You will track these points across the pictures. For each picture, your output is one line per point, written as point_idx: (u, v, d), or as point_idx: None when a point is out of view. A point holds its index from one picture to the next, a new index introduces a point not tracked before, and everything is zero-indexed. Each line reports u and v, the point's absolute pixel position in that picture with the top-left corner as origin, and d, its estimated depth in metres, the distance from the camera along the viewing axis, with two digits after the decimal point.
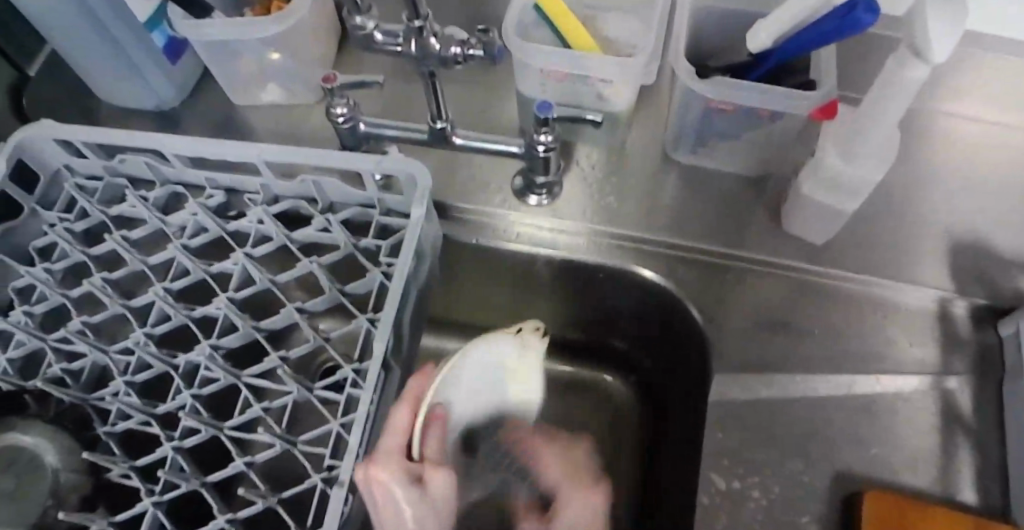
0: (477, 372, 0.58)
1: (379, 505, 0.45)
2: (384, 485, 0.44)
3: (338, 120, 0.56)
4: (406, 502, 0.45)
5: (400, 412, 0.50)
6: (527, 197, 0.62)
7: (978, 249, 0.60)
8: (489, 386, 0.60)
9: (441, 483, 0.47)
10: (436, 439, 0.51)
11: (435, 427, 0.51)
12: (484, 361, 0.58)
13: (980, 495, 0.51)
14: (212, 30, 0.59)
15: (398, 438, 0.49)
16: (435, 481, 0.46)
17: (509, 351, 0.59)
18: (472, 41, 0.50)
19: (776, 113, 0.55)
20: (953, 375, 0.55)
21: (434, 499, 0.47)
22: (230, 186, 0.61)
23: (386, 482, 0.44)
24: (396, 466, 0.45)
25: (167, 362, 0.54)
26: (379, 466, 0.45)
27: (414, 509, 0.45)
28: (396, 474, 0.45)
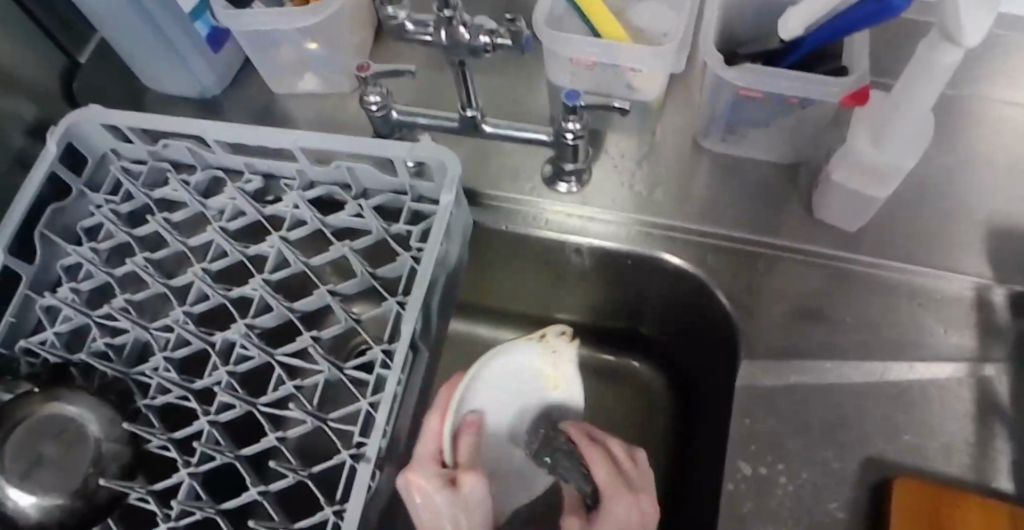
0: (513, 385, 0.60)
1: (425, 516, 0.47)
2: (420, 492, 0.48)
3: (371, 108, 0.57)
4: (442, 498, 0.47)
5: (431, 426, 0.53)
6: (557, 184, 0.62)
7: (1019, 236, 0.59)
8: (521, 394, 0.60)
9: (473, 493, 0.48)
10: (466, 445, 0.52)
11: (461, 442, 0.52)
12: (518, 364, 0.59)
13: (1014, 484, 0.51)
14: (254, 19, 0.61)
15: (429, 461, 0.50)
16: (467, 487, 0.48)
17: (532, 354, 0.59)
18: (500, 31, 0.50)
19: (807, 99, 0.54)
20: (989, 362, 0.55)
21: (468, 503, 0.48)
22: (268, 172, 0.63)
23: (424, 490, 0.48)
24: (429, 478, 0.48)
25: (205, 339, 0.56)
26: (414, 475, 0.48)
27: (451, 510, 0.47)
28: (429, 482, 0.48)
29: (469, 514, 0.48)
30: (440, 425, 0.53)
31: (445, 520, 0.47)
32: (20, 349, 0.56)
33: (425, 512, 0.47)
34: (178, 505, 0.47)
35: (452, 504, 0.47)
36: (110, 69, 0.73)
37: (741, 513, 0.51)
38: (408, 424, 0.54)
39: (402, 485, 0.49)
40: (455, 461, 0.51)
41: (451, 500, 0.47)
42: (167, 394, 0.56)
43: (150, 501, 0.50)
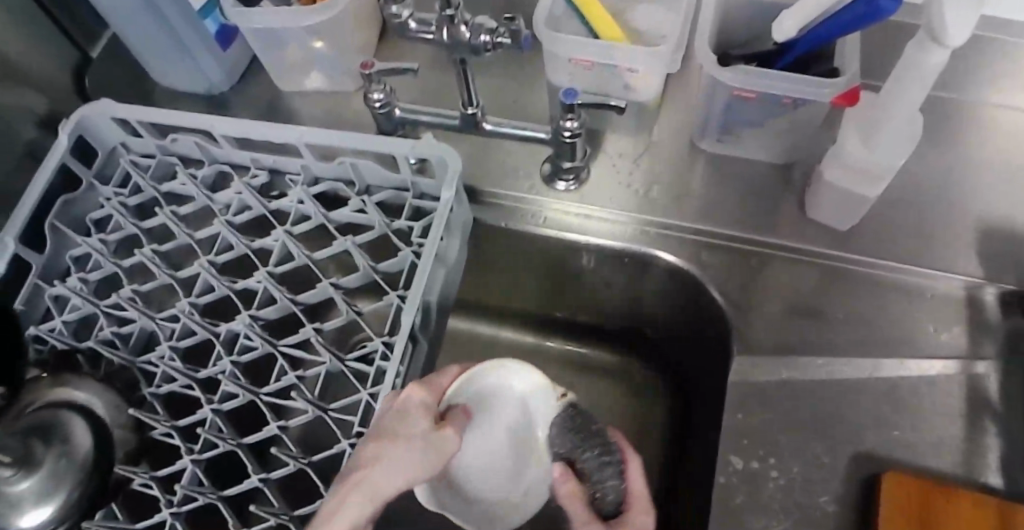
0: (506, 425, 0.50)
1: (389, 417, 0.45)
2: (412, 402, 0.46)
3: (374, 105, 0.59)
4: (418, 421, 0.45)
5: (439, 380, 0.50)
6: (555, 183, 0.63)
7: (1012, 236, 0.59)
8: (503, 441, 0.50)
9: (444, 444, 0.45)
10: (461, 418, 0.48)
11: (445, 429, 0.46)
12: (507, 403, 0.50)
13: (1003, 480, 0.52)
14: (260, 19, 0.63)
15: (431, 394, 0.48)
16: (440, 437, 0.45)
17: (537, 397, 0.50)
18: (500, 30, 0.52)
19: (800, 100, 0.56)
20: (981, 359, 0.56)
21: (426, 448, 0.44)
22: (274, 167, 0.65)
23: (414, 404, 0.46)
24: (426, 398, 0.47)
25: (210, 329, 0.58)
26: (419, 389, 0.47)
27: (414, 435, 0.44)
28: (419, 407, 0.46)
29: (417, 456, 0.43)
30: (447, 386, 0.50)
31: (399, 433, 0.44)
32: (28, 336, 0.57)
33: (393, 415, 0.45)
34: (180, 489, 0.48)
35: (421, 432, 0.44)
36: (121, 67, 0.74)
37: (732, 505, 0.52)
38: None
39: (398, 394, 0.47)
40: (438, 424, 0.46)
41: (427, 430, 0.45)
42: (172, 383, 0.57)
43: (153, 486, 0.51)
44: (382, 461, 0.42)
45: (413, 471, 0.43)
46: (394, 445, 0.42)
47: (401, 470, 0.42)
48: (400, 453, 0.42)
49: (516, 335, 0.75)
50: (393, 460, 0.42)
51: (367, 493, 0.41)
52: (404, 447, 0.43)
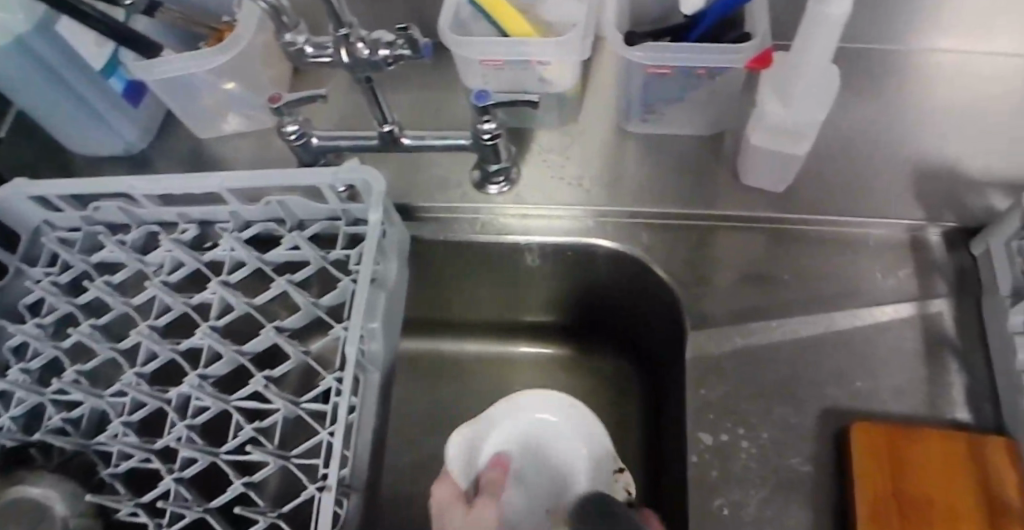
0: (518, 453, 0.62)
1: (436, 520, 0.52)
2: (443, 501, 0.52)
3: (290, 138, 0.57)
4: (453, 512, 0.52)
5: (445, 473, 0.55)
6: (487, 187, 0.62)
7: (944, 170, 0.60)
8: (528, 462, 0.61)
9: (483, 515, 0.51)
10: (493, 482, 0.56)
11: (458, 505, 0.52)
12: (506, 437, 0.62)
13: (972, 414, 0.52)
14: (167, 67, 0.60)
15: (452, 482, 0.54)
16: (478, 510, 0.51)
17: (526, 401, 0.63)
18: (399, 42, 0.51)
19: (714, 70, 0.55)
20: (933, 299, 0.56)
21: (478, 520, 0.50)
22: (202, 218, 0.63)
23: (443, 499, 0.53)
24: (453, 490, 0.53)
25: (159, 397, 0.55)
26: (440, 482, 0.54)
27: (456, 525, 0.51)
28: (449, 495, 0.53)
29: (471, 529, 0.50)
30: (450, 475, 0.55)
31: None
32: None
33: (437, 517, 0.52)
34: None
35: (459, 517, 0.51)
36: (30, 140, 0.71)
37: (713, 485, 0.51)
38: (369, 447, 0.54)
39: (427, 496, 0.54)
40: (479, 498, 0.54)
41: (461, 516, 0.51)
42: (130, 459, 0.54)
43: None
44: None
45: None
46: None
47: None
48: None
49: (479, 345, 0.73)
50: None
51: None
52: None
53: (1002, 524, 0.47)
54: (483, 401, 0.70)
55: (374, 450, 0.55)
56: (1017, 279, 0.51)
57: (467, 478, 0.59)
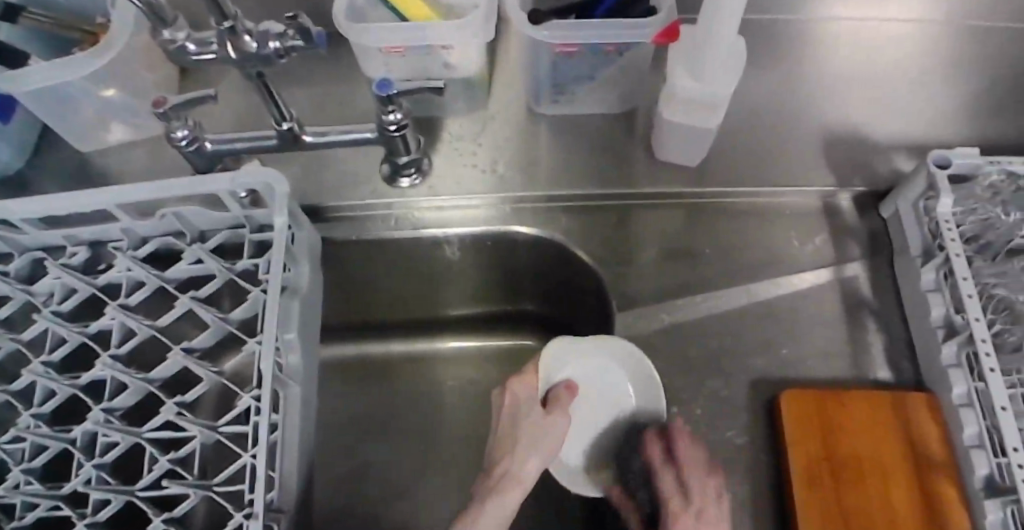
0: (601, 395, 0.56)
1: (503, 416, 0.54)
2: (522, 396, 0.54)
3: (180, 144, 0.52)
4: (529, 412, 0.54)
5: (528, 366, 0.55)
6: (398, 181, 0.60)
7: (850, 134, 0.61)
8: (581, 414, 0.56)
9: (559, 426, 0.53)
10: (563, 400, 0.54)
11: (560, 412, 0.54)
12: (596, 374, 0.56)
13: (892, 372, 0.54)
14: (37, 76, 0.54)
15: (533, 380, 0.55)
16: (555, 420, 0.53)
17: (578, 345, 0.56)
18: (289, 32, 0.47)
19: (622, 46, 0.54)
20: (848, 263, 0.57)
21: (552, 430, 0.53)
22: (93, 239, 0.56)
23: (524, 397, 0.54)
24: (534, 386, 0.55)
25: (61, 439, 0.49)
26: (520, 382, 0.54)
27: (533, 426, 0.53)
28: (530, 398, 0.54)
29: (552, 436, 0.53)
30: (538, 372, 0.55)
31: (524, 427, 0.53)
32: None
33: (511, 414, 0.54)
34: None
35: (537, 421, 0.53)
36: None
37: None
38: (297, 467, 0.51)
39: (500, 392, 0.56)
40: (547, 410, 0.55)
41: (539, 419, 0.53)
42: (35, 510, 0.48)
43: None
44: (516, 460, 0.53)
45: (546, 446, 0.53)
46: (522, 438, 0.53)
47: (537, 454, 0.53)
48: (528, 440, 0.53)
49: (405, 344, 0.70)
50: (528, 456, 0.53)
51: (517, 491, 0.52)
52: (527, 434, 0.53)
53: (928, 476, 0.48)
54: (414, 400, 0.68)
55: (303, 466, 0.53)
56: (925, 238, 0.53)
57: (554, 380, 0.56)
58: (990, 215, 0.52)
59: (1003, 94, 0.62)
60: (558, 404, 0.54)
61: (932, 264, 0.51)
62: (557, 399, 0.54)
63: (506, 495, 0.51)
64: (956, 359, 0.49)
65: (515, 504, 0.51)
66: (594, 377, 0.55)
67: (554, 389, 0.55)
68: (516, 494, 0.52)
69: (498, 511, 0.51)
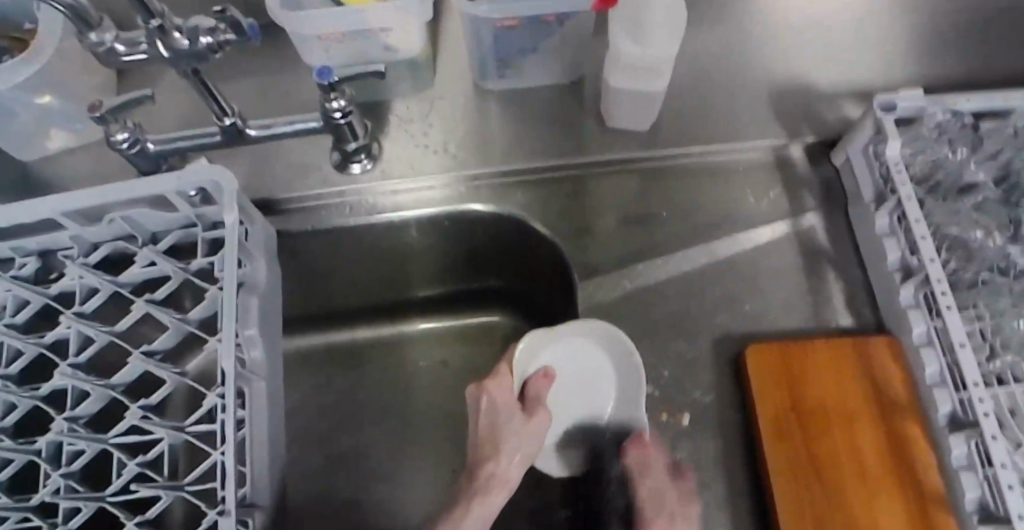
0: (575, 378, 0.55)
1: (480, 423, 0.54)
2: (497, 399, 0.54)
3: (121, 147, 0.51)
4: (509, 416, 0.53)
5: (500, 367, 0.55)
6: (349, 167, 0.59)
7: (798, 87, 0.61)
8: (565, 389, 0.56)
9: (539, 426, 0.53)
10: (540, 391, 0.54)
11: (540, 407, 0.53)
12: (573, 356, 0.55)
13: (853, 317, 0.54)
14: None
15: (507, 380, 0.55)
16: (536, 420, 0.53)
17: (549, 337, 0.55)
18: (221, 27, 0.45)
19: (562, 15, 0.53)
20: (804, 214, 0.58)
21: (532, 431, 0.53)
22: (42, 248, 0.56)
23: (502, 401, 0.54)
24: (509, 384, 0.54)
25: (25, 450, 0.49)
26: (496, 385, 0.54)
27: (514, 431, 0.53)
28: (508, 399, 0.54)
29: (534, 433, 0.53)
30: (511, 370, 0.55)
31: (506, 434, 0.53)
32: None
33: (490, 419, 0.54)
34: None
35: (518, 425, 0.53)
36: None
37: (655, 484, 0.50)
38: (268, 461, 0.51)
39: (475, 392, 0.55)
40: (528, 406, 0.54)
41: (521, 422, 0.53)
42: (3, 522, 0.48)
43: None
44: (499, 464, 0.53)
45: (527, 448, 0.53)
46: (506, 442, 0.53)
47: (520, 455, 0.53)
48: (513, 446, 0.53)
49: (375, 331, 0.71)
50: (510, 459, 0.53)
51: (502, 492, 0.53)
52: (509, 440, 0.53)
53: (894, 416, 0.49)
54: (389, 387, 0.68)
55: (274, 461, 0.52)
56: (876, 184, 0.54)
57: (530, 370, 0.55)
58: (938, 154, 0.52)
59: (945, 31, 0.63)
60: (536, 397, 0.54)
61: (885, 207, 0.52)
62: (535, 392, 0.54)
63: (490, 498, 0.53)
64: (915, 299, 0.49)
65: (500, 505, 0.53)
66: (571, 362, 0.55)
67: (530, 380, 0.55)
68: (500, 495, 0.53)
69: (483, 515, 0.52)
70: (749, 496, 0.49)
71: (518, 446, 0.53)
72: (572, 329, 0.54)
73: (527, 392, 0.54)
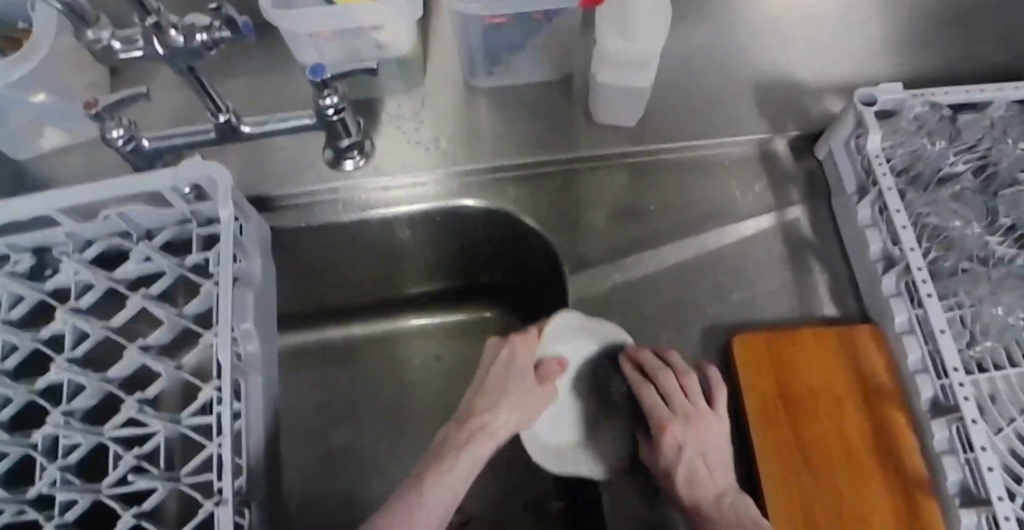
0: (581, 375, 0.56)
1: (495, 370, 0.54)
2: (517, 355, 0.54)
3: (117, 144, 0.52)
4: (524, 375, 0.54)
5: (530, 329, 0.55)
6: (343, 163, 0.60)
7: (782, 82, 0.62)
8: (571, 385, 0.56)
9: (542, 398, 0.54)
10: (551, 374, 0.54)
11: (547, 388, 0.54)
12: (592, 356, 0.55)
13: (837, 306, 0.56)
14: None
15: (533, 343, 0.54)
16: (540, 395, 0.54)
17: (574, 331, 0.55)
18: (216, 24, 0.45)
19: (550, 12, 0.55)
20: (789, 207, 0.59)
21: (531, 402, 0.54)
22: (36, 244, 0.56)
23: (520, 358, 0.54)
24: (531, 349, 0.54)
25: (21, 444, 0.49)
26: (521, 341, 0.54)
27: (520, 391, 0.53)
28: (527, 360, 0.54)
29: (535, 406, 0.54)
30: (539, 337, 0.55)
31: (514, 388, 0.53)
32: None
33: (504, 371, 0.54)
34: None
35: (527, 388, 0.53)
36: None
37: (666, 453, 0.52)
38: (265, 453, 0.51)
39: (496, 344, 0.56)
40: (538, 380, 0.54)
41: (530, 387, 0.54)
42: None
43: None
44: (494, 417, 0.53)
45: (526, 412, 0.54)
46: (510, 396, 0.53)
47: (517, 416, 0.53)
48: (514, 400, 0.53)
49: (368, 327, 0.71)
50: (507, 414, 0.53)
51: (489, 445, 0.53)
52: (513, 394, 0.53)
53: (878, 403, 0.50)
54: (382, 383, 0.69)
55: (270, 453, 0.53)
56: (858, 176, 0.55)
57: (549, 351, 0.56)
58: (918, 146, 0.53)
59: (925, 28, 0.64)
60: (546, 379, 0.54)
61: (867, 199, 0.53)
62: (548, 373, 0.54)
63: (476, 448, 0.52)
64: (897, 288, 0.51)
65: (484, 457, 0.52)
66: (585, 361, 0.56)
67: (548, 360, 0.55)
68: (489, 447, 0.53)
69: (466, 464, 0.52)
70: (738, 482, 0.50)
71: (519, 405, 0.53)
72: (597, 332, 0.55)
73: (539, 369, 0.55)
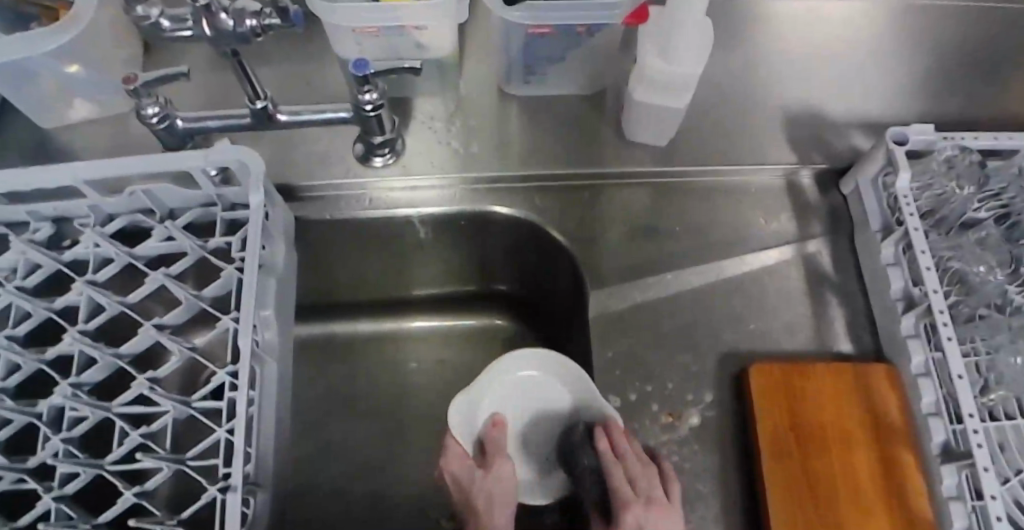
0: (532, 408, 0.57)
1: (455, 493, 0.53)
2: (458, 473, 0.53)
3: (151, 121, 0.52)
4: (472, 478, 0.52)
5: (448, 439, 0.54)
6: (371, 161, 0.60)
7: (811, 115, 0.63)
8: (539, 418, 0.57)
9: (505, 473, 0.52)
10: (495, 441, 0.53)
11: (500, 456, 0.52)
12: (523, 391, 0.57)
13: (853, 343, 0.56)
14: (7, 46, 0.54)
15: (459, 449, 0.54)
16: (501, 469, 0.52)
17: (498, 376, 0.56)
18: (266, 10, 0.46)
19: (593, 27, 0.55)
20: (810, 240, 0.60)
21: (497, 483, 0.51)
22: (58, 215, 0.56)
23: (461, 470, 0.53)
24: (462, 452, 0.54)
25: (25, 412, 0.48)
26: (451, 460, 0.53)
27: (480, 489, 0.51)
28: (465, 464, 0.53)
29: (505, 483, 0.51)
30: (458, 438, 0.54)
31: (475, 497, 0.51)
32: None
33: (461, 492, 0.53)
34: None
35: (483, 483, 0.51)
36: None
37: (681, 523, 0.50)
38: (273, 443, 0.51)
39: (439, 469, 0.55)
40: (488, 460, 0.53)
41: (484, 478, 0.52)
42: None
43: None
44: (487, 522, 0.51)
45: (505, 499, 0.51)
46: (478, 502, 0.51)
47: (502, 506, 0.51)
48: (486, 504, 0.51)
49: (378, 325, 0.71)
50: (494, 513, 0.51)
51: None
52: (480, 498, 0.51)
53: (888, 441, 0.50)
54: (387, 383, 0.69)
55: (279, 444, 0.52)
56: (884, 214, 0.56)
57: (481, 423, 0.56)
58: (946, 190, 0.54)
59: (953, 73, 0.65)
60: (495, 451, 0.53)
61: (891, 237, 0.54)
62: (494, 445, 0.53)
63: None
64: (915, 329, 0.51)
65: None
66: (518, 392, 0.57)
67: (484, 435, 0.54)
68: None
69: None
70: (743, 512, 0.50)
71: (496, 497, 0.51)
72: (513, 360, 0.56)
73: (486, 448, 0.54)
